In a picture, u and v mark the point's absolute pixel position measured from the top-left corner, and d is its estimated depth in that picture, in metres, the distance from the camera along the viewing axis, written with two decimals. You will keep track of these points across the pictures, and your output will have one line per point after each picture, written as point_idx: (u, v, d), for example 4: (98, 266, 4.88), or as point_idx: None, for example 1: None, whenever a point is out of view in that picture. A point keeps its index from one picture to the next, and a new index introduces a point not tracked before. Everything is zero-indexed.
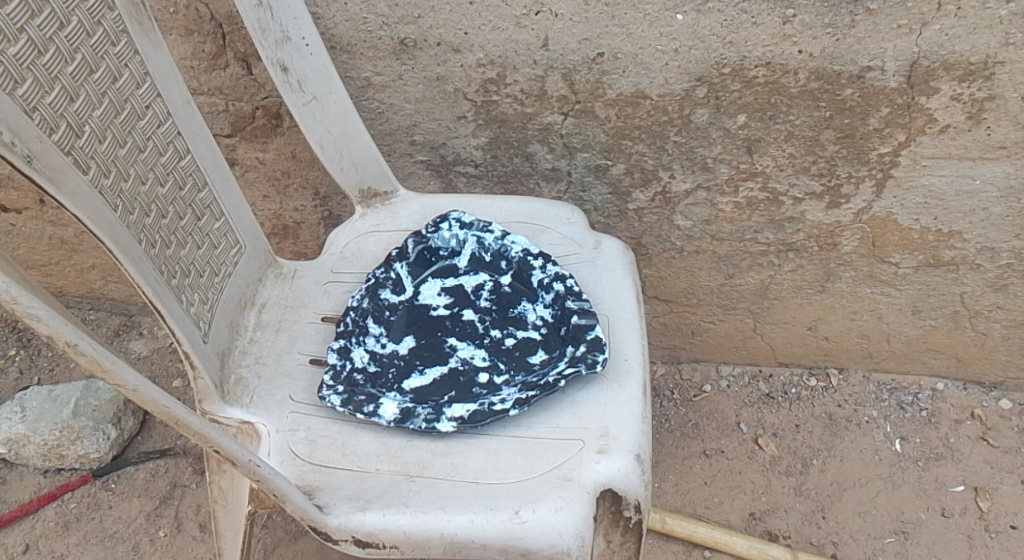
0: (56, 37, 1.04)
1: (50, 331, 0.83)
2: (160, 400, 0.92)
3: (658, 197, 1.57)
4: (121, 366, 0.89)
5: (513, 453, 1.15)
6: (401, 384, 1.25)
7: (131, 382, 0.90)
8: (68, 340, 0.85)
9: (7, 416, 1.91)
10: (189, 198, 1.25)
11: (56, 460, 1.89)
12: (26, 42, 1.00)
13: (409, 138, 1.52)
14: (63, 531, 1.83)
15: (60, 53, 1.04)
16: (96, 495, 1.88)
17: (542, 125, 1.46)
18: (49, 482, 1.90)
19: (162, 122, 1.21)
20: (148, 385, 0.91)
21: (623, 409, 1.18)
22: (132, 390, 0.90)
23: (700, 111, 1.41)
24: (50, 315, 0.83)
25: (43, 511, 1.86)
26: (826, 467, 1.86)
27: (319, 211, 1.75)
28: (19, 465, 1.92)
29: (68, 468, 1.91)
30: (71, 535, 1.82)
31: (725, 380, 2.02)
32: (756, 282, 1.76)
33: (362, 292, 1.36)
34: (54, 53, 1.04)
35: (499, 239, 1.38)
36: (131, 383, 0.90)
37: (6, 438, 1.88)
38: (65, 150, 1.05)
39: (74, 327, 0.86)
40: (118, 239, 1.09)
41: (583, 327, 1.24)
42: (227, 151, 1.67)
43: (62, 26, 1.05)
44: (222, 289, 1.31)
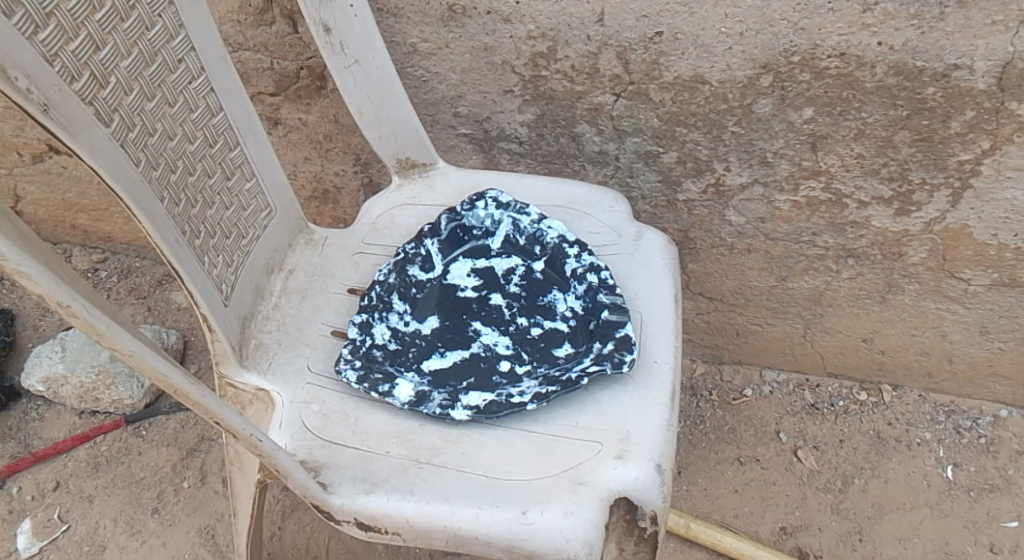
0: None
1: (41, 291, 0.76)
2: (158, 367, 0.85)
3: (711, 189, 1.48)
4: (117, 329, 0.82)
5: (526, 448, 1.08)
6: (419, 365, 1.19)
7: (126, 346, 0.83)
8: (60, 301, 0.78)
9: (48, 354, 1.90)
10: (219, 157, 1.17)
11: (92, 403, 1.87)
12: None
13: (452, 109, 1.46)
14: (93, 472, 1.81)
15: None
16: (126, 440, 1.86)
17: (592, 105, 1.38)
18: (83, 423, 1.89)
19: (195, 76, 1.13)
20: (145, 350, 0.84)
21: (647, 414, 1.10)
22: (127, 354, 0.84)
23: (762, 102, 1.30)
24: (42, 274, 0.76)
25: (76, 451, 1.84)
26: (868, 487, 1.83)
27: (359, 178, 1.71)
28: (57, 404, 1.90)
29: (103, 411, 1.89)
30: (100, 477, 1.80)
31: (768, 386, 1.99)
32: (810, 287, 1.68)
33: (389, 266, 1.30)
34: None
35: (535, 223, 1.31)
36: (126, 347, 0.83)
37: (45, 376, 1.87)
38: (86, 100, 0.96)
39: (68, 286, 0.79)
40: (139, 196, 1.01)
41: (613, 324, 1.16)
42: (271, 110, 1.62)
43: None
44: (249, 253, 1.24)
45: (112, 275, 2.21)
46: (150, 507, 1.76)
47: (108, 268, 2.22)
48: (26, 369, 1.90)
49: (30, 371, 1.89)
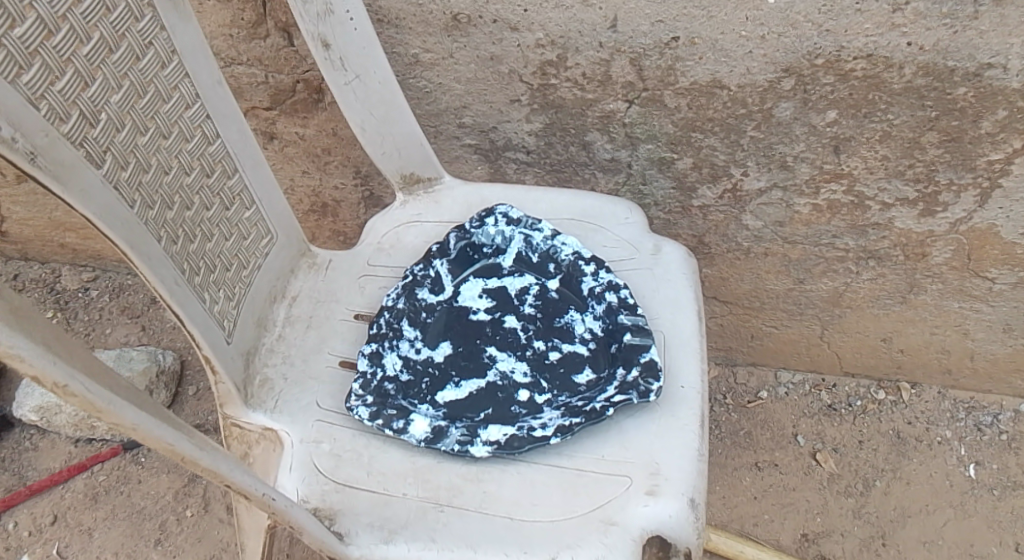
0: (70, 14, 0.89)
1: (36, 371, 0.70)
2: (166, 439, 0.79)
3: (728, 194, 1.42)
4: (119, 404, 0.75)
5: (552, 486, 1.03)
6: (434, 397, 1.13)
7: (130, 422, 0.76)
8: (57, 382, 0.71)
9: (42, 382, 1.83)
10: (217, 186, 1.10)
11: (88, 431, 1.81)
12: (35, 20, 0.85)
13: (457, 120, 1.40)
14: (92, 504, 1.75)
15: (74, 31, 0.89)
16: (125, 469, 1.80)
17: (604, 112, 1.32)
18: (80, 451, 1.82)
19: (189, 103, 1.06)
20: (150, 423, 0.78)
21: (677, 444, 1.04)
22: (132, 429, 0.77)
23: (783, 105, 1.24)
24: (33, 350, 0.69)
25: (73, 481, 1.78)
26: (890, 490, 1.78)
27: (360, 191, 1.65)
28: (51, 432, 1.84)
29: (100, 439, 1.83)
30: (99, 509, 1.75)
31: (784, 387, 1.94)
32: (829, 289, 1.63)
33: (397, 291, 1.24)
34: (68, 31, 0.89)
35: (549, 239, 1.25)
36: (130, 423, 0.76)
37: (40, 405, 1.80)
38: (76, 142, 0.90)
39: (66, 364, 0.72)
40: (135, 240, 0.95)
41: (637, 348, 1.11)
42: (266, 124, 1.56)
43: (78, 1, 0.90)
44: (250, 283, 1.18)
45: (104, 294, 2.14)
46: (154, 539, 1.71)
47: (99, 287, 2.16)
48: (18, 398, 1.83)
49: (23, 400, 1.82)
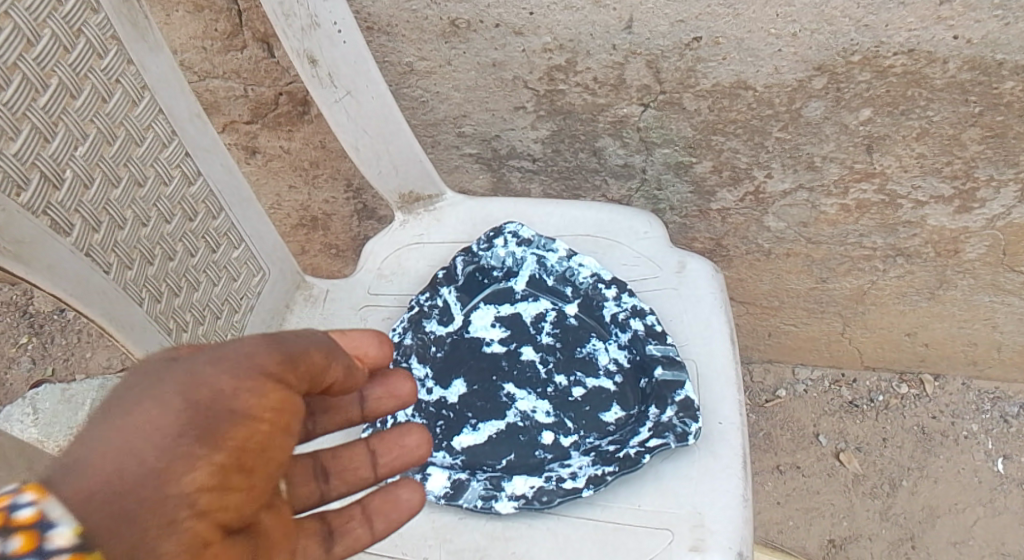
0: (22, 62, 0.81)
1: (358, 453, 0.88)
2: None
3: (750, 197, 1.33)
4: None
5: (587, 543, 0.98)
6: (450, 442, 1.07)
7: None
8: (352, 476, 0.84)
9: (19, 417, 1.79)
10: (201, 230, 1.04)
11: None
12: None
13: (456, 129, 1.31)
14: None
15: (28, 81, 0.81)
16: None
17: (616, 117, 1.23)
18: None
19: (165, 143, 0.98)
20: None
21: (720, 492, 1.00)
22: None
23: (814, 104, 1.15)
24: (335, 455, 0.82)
25: None
26: (917, 489, 1.70)
27: (353, 203, 1.56)
28: None
29: None
30: None
31: (802, 385, 1.85)
32: (852, 287, 1.54)
33: (403, 324, 1.15)
34: (20, 83, 0.80)
35: (563, 260, 1.16)
36: None
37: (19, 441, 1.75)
38: (38, 211, 0.83)
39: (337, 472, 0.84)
40: (114, 311, 0.90)
41: (671, 385, 1.05)
42: (247, 138, 1.46)
43: (30, 45, 0.81)
44: (244, 326, 1.13)
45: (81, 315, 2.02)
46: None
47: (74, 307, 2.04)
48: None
49: None
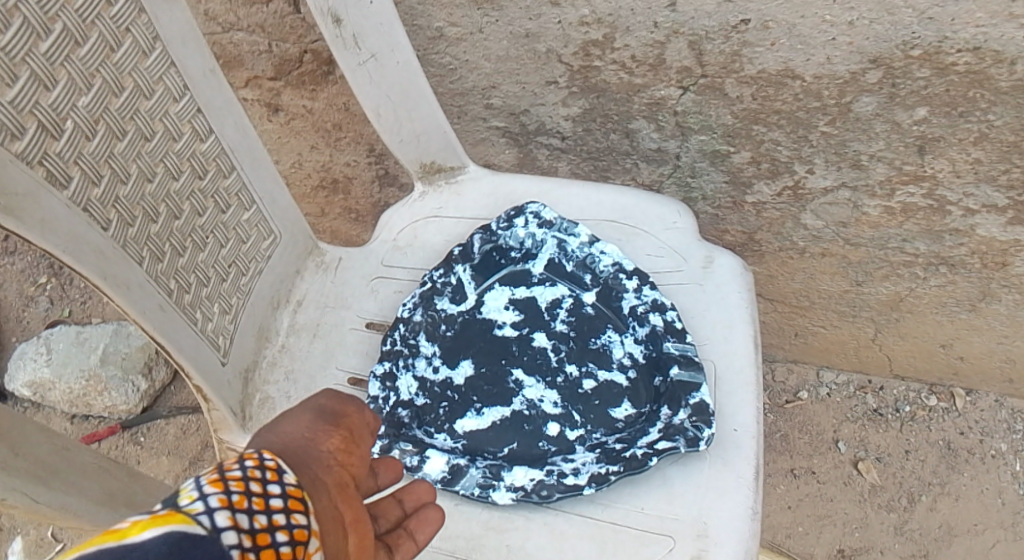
0: (23, 4, 0.76)
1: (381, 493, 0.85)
2: None
3: (788, 192, 1.26)
4: None
5: (585, 541, 0.94)
6: (453, 425, 1.03)
7: None
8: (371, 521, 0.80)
9: (34, 355, 1.80)
10: (210, 189, 0.98)
11: (83, 408, 1.77)
12: None
13: (484, 100, 1.26)
14: None
15: (29, 25, 0.77)
16: (125, 448, 1.77)
17: (653, 98, 1.17)
18: (77, 428, 1.79)
19: (176, 98, 0.93)
20: None
21: (728, 500, 0.94)
22: None
23: (865, 99, 1.08)
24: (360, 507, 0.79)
25: None
26: (937, 506, 1.64)
27: (374, 169, 1.51)
28: (46, 407, 1.81)
29: (97, 416, 1.79)
30: None
31: (826, 388, 1.78)
32: (889, 293, 1.46)
33: (414, 300, 1.10)
34: (21, 27, 0.76)
35: (585, 246, 1.10)
36: None
37: (31, 380, 1.78)
38: (33, 161, 0.78)
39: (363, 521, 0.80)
40: (109, 268, 0.83)
41: (686, 386, 0.99)
42: (270, 95, 1.41)
43: None
44: (250, 291, 1.07)
45: None
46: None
47: None
48: (11, 370, 1.81)
49: (15, 374, 1.80)
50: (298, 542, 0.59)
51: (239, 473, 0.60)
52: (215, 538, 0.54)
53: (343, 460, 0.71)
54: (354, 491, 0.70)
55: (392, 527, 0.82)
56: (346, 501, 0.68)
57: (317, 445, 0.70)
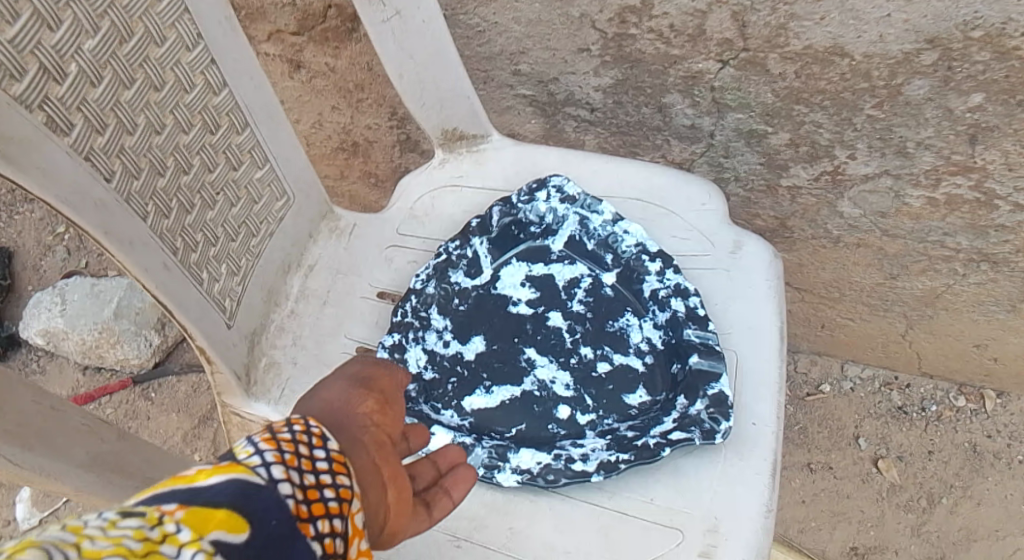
0: None
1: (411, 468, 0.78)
2: None
3: (826, 177, 1.19)
4: None
5: (589, 529, 0.89)
6: (460, 402, 0.98)
7: None
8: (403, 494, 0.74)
9: (49, 305, 1.75)
10: (222, 144, 0.93)
11: (96, 360, 1.74)
12: None
13: (512, 66, 1.21)
14: None
15: None
16: (134, 403, 1.74)
17: (690, 71, 1.11)
18: (88, 380, 1.76)
19: (189, 46, 0.87)
20: None
21: (742, 496, 0.89)
22: None
23: (917, 82, 1.01)
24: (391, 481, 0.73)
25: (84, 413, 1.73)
26: (958, 510, 1.55)
27: (396, 133, 1.45)
28: (59, 356, 1.78)
29: (109, 369, 1.75)
30: None
31: (849, 382, 1.69)
32: (925, 288, 1.40)
33: (427, 271, 1.06)
34: None
35: (608, 224, 1.05)
36: None
37: (44, 329, 1.74)
38: (33, 106, 0.72)
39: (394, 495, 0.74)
40: (110, 223, 0.79)
41: (705, 376, 0.93)
42: (292, 51, 1.36)
43: None
44: (260, 253, 1.02)
45: None
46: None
47: None
48: (25, 318, 1.78)
49: (30, 322, 1.76)
50: (345, 503, 0.55)
51: (288, 432, 0.55)
52: (273, 489, 0.50)
53: (379, 421, 0.67)
54: (392, 448, 0.66)
55: (429, 485, 0.74)
56: (386, 462, 0.65)
57: (352, 407, 0.66)
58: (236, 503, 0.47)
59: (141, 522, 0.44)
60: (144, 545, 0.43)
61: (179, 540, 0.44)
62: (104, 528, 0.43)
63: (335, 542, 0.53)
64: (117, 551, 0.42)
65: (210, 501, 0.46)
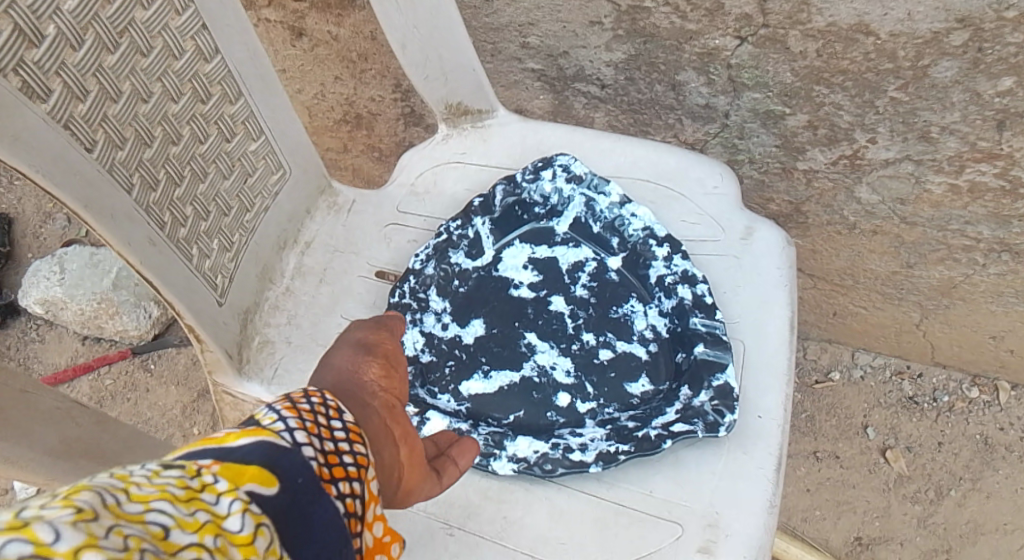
0: None
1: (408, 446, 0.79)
2: None
3: (845, 161, 1.15)
4: None
5: (584, 521, 0.86)
6: (457, 387, 0.95)
7: None
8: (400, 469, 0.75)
9: (46, 273, 1.69)
10: (214, 114, 0.89)
11: (95, 331, 1.70)
12: None
13: (521, 38, 1.17)
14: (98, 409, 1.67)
15: None
16: (133, 375, 1.70)
17: (706, 47, 1.06)
18: (87, 350, 1.73)
19: (179, 10, 0.83)
20: None
21: (743, 490, 0.85)
22: None
23: (945, 64, 0.97)
24: None
25: (80, 383, 1.70)
26: (965, 502, 1.50)
27: (400, 106, 1.41)
28: (58, 326, 1.74)
29: (108, 340, 1.72)
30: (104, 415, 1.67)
31: (859, 371, 1.64)
32: (941, 278, 1.36)
33: (427, 252, 1.02)
34: None
35: (615, 207, 1.00)
36: None
37: (43, 299, 1.69)
38: (8, 70, 0.68)
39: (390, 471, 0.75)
40: (91, 195, 0.75)
41: (710, 366, 0.90)
42: (293, 18, 1.31)
43: None
44: (255, 228, 0.99)
45: None
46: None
47: None
48: (23, 287, 1.72)
49: (27, 291, 1.70)
50: (362, 468, 0.60)
51: (307, 404, 0.60)
52: (299, 451, 0.55)
53: (386, 386, 0.72)
54: (400, 411, 0.71)
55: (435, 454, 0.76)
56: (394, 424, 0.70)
57: (359, 375, 0.71)
58: (267, 460, 0.52)
59: (182, 473, 0.48)
60: (186, 492, 0.47)
61: (217, 489, 0.48)
62: (149, 476, 0.47)
63: (354, 503, 0.58)
64: (162, 496, 0.46)
65: (244, 457, 0.51)
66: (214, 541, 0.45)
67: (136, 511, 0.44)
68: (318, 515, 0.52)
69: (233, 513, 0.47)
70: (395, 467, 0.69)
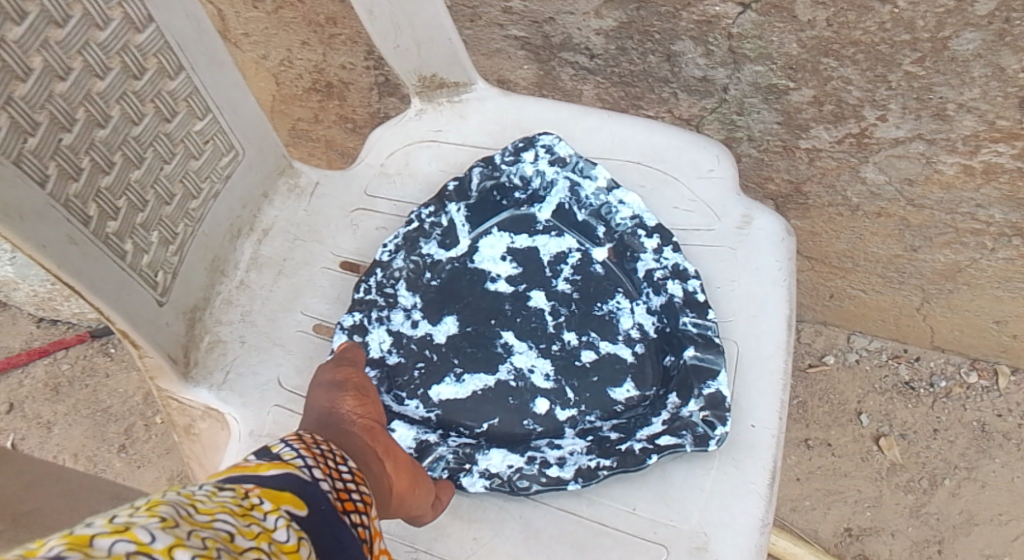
0: None
1: None
2: None
3: (851, 139, 1.07)
4: None
5: (561, 543, 0.79)
6: (427, 391, 0.87)
7: None
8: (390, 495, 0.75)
9: None
10: (149, 91, 0.80)
11: (51, 312, 1.60)
12: None
13: (503, 3, 1.07)
14: (53, 395, 1.58)
15: None
16: (92, 359, 1.60)
17: (705, 15, 0.98)
18: (41, 333, 1.63)
19: None
20: None
21: (733, 509, 0.78)
22: None
23: (967, 36, 0.88)
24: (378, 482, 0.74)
25: (33, 366, 1.60)
26: (961, 492, 1.44)
27: (373, 74, 1.31)
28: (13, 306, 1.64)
29: (65, 322, 1.63)
30: (61, 402, 1.57)
31: (855, 354, 1.56)
32: (947, 262, 1.28)
33: (396, 242, 0.93)
34: None
35: (601, 193, 0.91)
36: None
37: None
38: None
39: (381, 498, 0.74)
40: None
41: (701, 372, 0.82)
42: None
43: None
44: (203, 216, 0.90)
45: None
46: (117, 444, 1.54)
47: None
48: None
49: None
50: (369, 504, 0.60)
51: (318, 447, 0.61)
52: (316, 481, 0.57)
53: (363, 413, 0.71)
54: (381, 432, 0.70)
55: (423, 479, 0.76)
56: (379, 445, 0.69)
57: (335, 410, 0.70)
58: (298, 489, 0.55)
59: (234, 493, 0.51)
60: (241, 508, 0.50)
61: (264, 508, 0.51)
62: (208, 495, 0.50)
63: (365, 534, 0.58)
64: (223, 510, 0.49)
65: (278, 482, 0.54)
66: (270, 547, 0.48)
67: (205, 519, 0.47)
68: (344, 533, 0.55)
69: (280, 527, 0.50)
70: (386, 490, 0.68)
